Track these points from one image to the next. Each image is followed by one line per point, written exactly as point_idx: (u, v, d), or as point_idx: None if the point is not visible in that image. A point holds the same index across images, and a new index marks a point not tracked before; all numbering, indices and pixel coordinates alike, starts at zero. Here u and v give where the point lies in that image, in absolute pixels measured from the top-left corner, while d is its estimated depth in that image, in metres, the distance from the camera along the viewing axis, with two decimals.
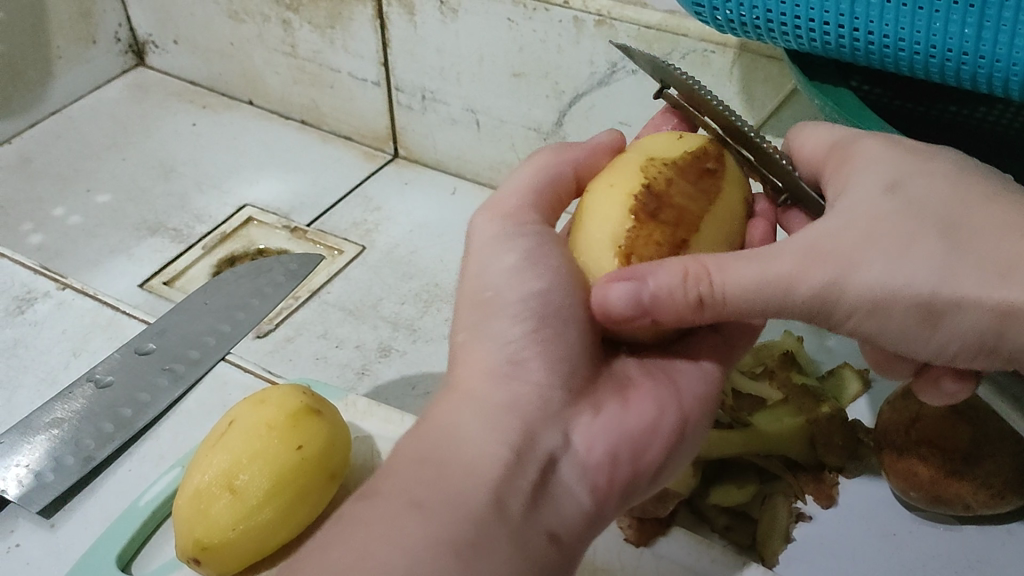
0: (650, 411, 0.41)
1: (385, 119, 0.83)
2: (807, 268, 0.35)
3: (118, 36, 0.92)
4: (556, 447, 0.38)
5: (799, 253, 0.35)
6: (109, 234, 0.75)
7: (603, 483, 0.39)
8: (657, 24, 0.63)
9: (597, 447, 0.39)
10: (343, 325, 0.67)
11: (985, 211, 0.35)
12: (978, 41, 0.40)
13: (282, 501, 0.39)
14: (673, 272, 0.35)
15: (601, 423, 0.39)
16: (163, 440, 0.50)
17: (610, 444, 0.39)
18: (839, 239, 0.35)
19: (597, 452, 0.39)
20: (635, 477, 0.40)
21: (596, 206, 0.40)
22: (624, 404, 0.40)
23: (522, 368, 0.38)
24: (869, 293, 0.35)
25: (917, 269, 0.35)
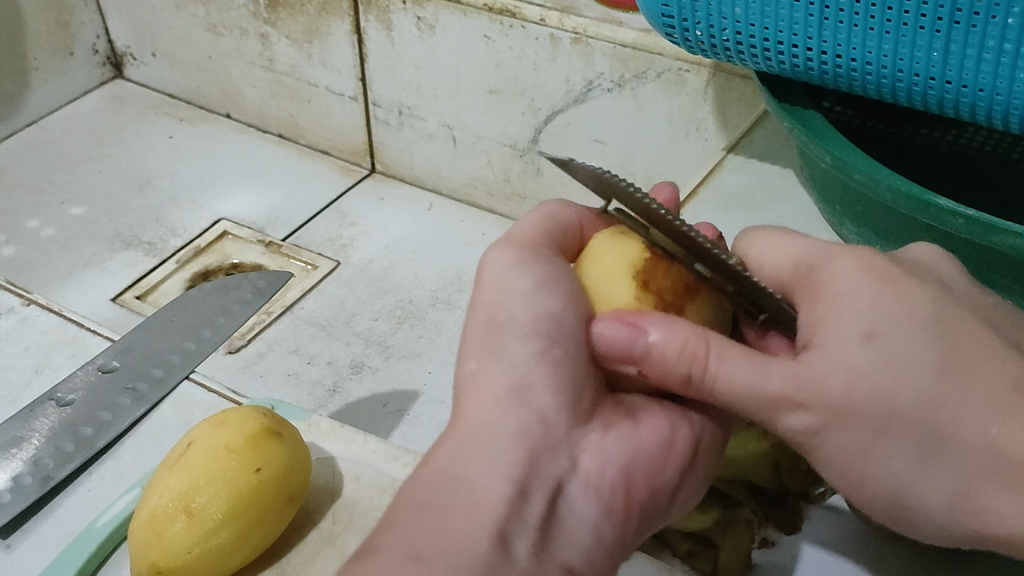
0: (668, 430, 0.37)
1: (361, 134, 0.83)
2: (789, 405, 0.33)
3: (96, 48, 0.92)
4: (564, 470, 0.36)
5: (791, 376, 0.33)
6: (82, 247, 0.75)
7: (618, 506, 0.36)
8: (632, 42, 0.63)
9: (609, 469, 0.36)
10: (316, 341, 0.67)
11: (976, 382, 0.31)
12: (945, 65, 0.40)
13: (238, 524, 0.39)
14: (674, 338, 0.34)
15: (611, 441, 0.37)
16: (124, 459, 0.50)
17: (623, 466, 0.36)
18: (823, 387, 0.32)
19: (610, 475, 0.36)
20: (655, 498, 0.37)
21: (607, 249, 0.39)
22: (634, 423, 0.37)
23: (528, 392, 0.36)
24: (849, 449, 0.33)
25: (894, 445, 0.32)
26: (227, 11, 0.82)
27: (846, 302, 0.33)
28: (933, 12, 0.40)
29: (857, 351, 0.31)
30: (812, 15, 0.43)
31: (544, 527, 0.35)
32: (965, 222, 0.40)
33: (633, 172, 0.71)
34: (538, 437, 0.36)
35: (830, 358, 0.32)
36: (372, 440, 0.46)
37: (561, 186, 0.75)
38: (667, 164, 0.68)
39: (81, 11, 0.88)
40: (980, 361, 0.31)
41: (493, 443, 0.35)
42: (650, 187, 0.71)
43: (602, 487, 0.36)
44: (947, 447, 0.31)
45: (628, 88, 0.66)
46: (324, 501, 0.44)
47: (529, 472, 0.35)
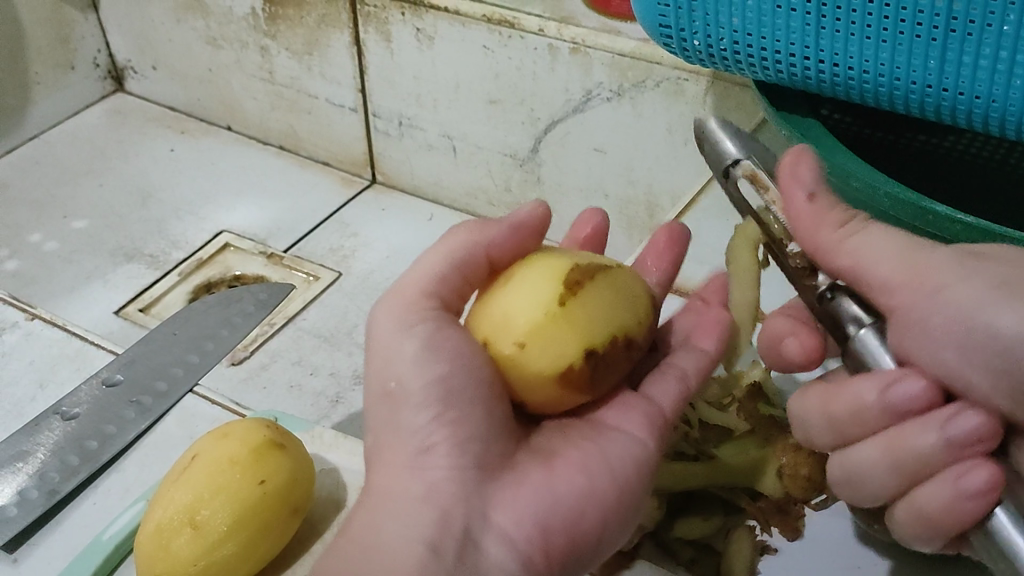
0: (583, 480, 0.37)
1: (362, 145, 0.83)
2: (898, 281, 0.34)
3: (97, 61, 0.92)
4: (473, 523, 0.35)
5: (902, 264, 0.34)
6: (85, 260, 0.75)
7: (538, 556, 0.36)
8: (631, 52, 0.64)
9: (523, 521, 0.36)
10: (318, 352, 0.67)
11: None
12: (942, 73, 0.41)
13: (245, 536, 0.39)
14: None
15: (525, 493, 0.37)
16: (129, 472, 0.49)
17: (538, 517, 0.36)
18: (935, 270, 0.33)
19: (524, 527, 0.36)
20: (574, 547, 0.37)
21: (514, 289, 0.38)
22: (549, 471, 0.38)
23: (429, 454, 0.36)
24: (939, 323, 0.33)
25: (994, 319, 0.32)
26: (226, 24, 0.82)
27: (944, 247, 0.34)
28: (929, 21, 0.40)
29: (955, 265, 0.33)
30: (809, 24, 0.43)
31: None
32: (962, 228, 0.41)
33: (633, 180, 0.71)
34: (449, 495, 0.36)
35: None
36: None
37: (562, 194, 0.75)
38: (666, 172, 0.69)
39: (81, 26, 0.88)
40: None
41: (410, 507, 0.35)
42: (650, 196, 0.71)
43: (518, 541, 0.36)
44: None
45: (627, 97, 0.66)
46: (328, 512, 0.44)
47: (441, 532, 0.35)
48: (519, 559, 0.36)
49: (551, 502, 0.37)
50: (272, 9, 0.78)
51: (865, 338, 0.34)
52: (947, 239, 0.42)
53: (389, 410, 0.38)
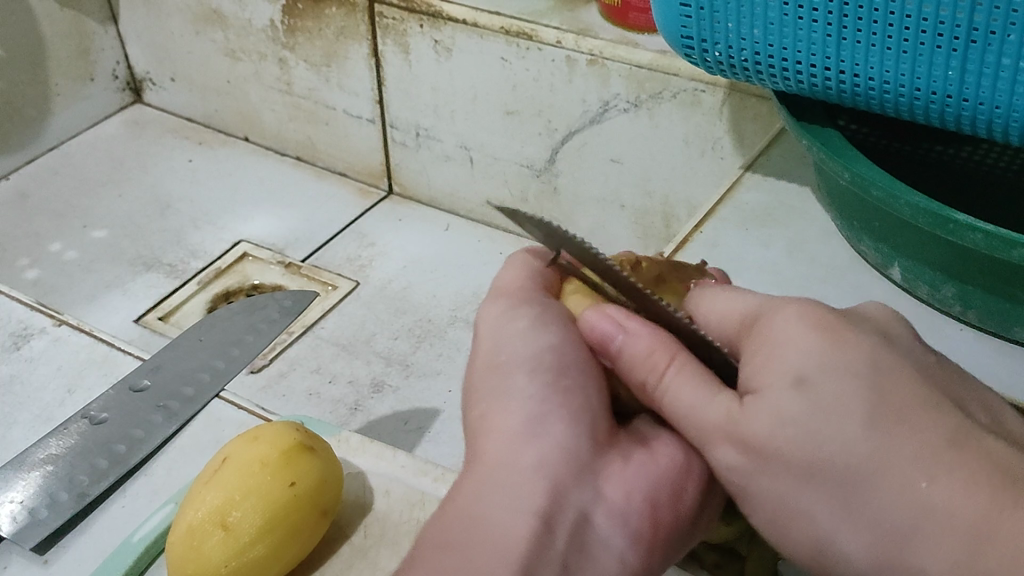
0: (688, 455, 0.37)
1: (379, 156, 0.83)
2: (720, 441, 0.33)
3: (116, 73, 0.93)
4: (587, 500, 0.35)
5: (727, 409, 0.32)
6: (105, 269, 0.76)
7: (647, 534, 0.35)
8: (648, 63, 0.65)
9: (634, 495, 0.35)
10: (337, 361, 0.68)
11: (902, 431, 0.28)
12: (962, 84, 0.41)
13: (273, 538, 0.39)
14: (649, 340, 0.35)
15: (633, 471, 0.36)
16: (156, 476, 0.50)
17: (648, 492, 0.35)
18: (755, 418, 0.31)
19: (635, 501, 0.35)
20: (678, 525, 0.36)
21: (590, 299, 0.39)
22: (650, 451, 0.37)
23: (541, 424, 0.35)
24: (773, 495, 0.32)
25: (819, 493, 0.30)
26: (245, 36, 0.83)
27: (774, 348, 0.32)
28: (949, 32, 0.40)
29: (785, 396, 0.30)
30: (830, 35, 0.44)
31: (569, 562, 0.33)
32: (983, 237, 0.41)
33: (649, 191, 0.71)
34: (563, 468, 0.35)
35: (764, 402, 0.31)
36: (400, 455, 0.47)
37: (577, 205, 0.76)
38: (683, 182, 0.69)
39: (101, 37, 0.89)
40: (918, 408, 0.29)
41: (517, 478, 0.34)
42: (666, 206, 0.71)
43: (628, 515, 0.35)
44: (870, 498, 0.29)
45: (644, 108, 0.67)
46: (355, 516, 0.45)
47: (553, 505, 0.34)
48: (630, 537, 0.35)
49: (656, 477, 0.36)
50: (292, 21, 0.79)
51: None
52: (969, 247, 0.43)
53: (497, 382, 0.37)
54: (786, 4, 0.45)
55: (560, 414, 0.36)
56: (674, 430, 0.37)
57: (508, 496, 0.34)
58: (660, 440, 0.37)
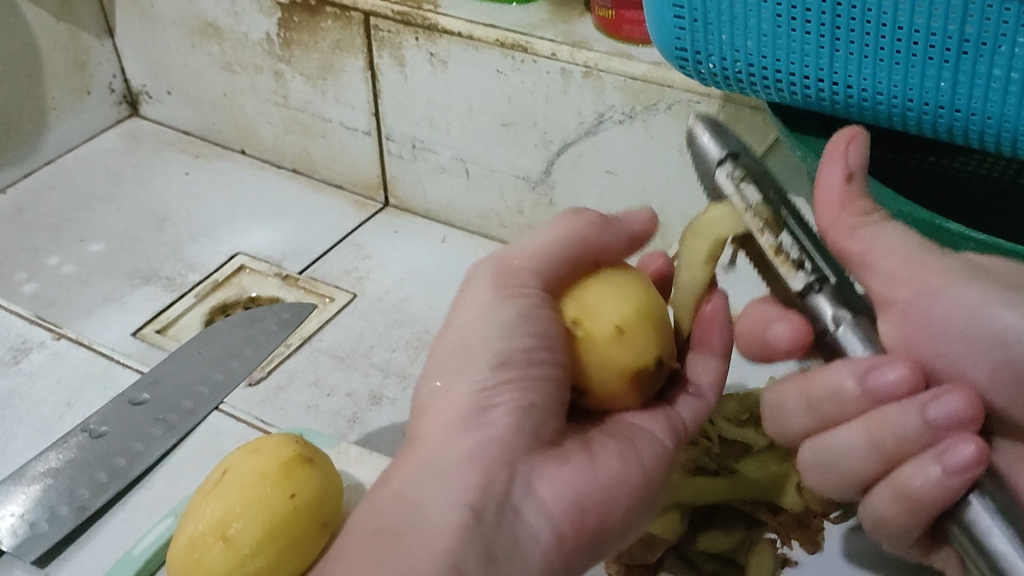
0: (623, 469, 0.39)
1: (375, 168, 0.84)
2: (860, 370, 0.33)
3: (112, 87, 0.93)
4: (518, 491, 0.37)
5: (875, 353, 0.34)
6: (102, 282, 0.76)
7: (570, 534, 0.37)
8: (643, 75, 0.65)
9: (564, 497, 0.38)
10: (335, 373, 0.68)
11: None
12: (954, 94, 0.42)
13: (275, 549, 0.39)
14: (798, 327, 0.39)
15: (567, 472, 0.38)
16: (155, 489, 0.50)
17: (576, 496, 0.38)
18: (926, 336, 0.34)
19: (564, 502, 0.37)
20: (602, 529, 0.39)
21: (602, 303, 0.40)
22: (591, 458, 0.39)
23: (489, 412, 0.38)
24: (904, 410, 0.32)
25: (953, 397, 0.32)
26: (242, 49, 0.83)
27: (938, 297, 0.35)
28: (942, 43, 0.41)
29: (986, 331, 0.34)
30: (823, 47, 0.44)
31: (495, 555, 0.35)
32: (978, 245, 0.42)
33: (645, 202, 0.72)
34: (495, 457, 0.37)
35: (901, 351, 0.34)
36: None
37: None
38: (680, 193, 0.70)
39: (97, 51, 0.90)
40: None
41: (452, 468, 0.36)
42: (662, 217, 0.72)
43: (555, 514, 0.37)
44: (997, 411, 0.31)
45: (639, 120, 0.67)
46: None
47: (481, 496, 0.36)
48: (554, 533, 0.37)
49: (587, 482, 0.38)
50: (287, 34, 0.79)
51: (844, 334, 0.36)
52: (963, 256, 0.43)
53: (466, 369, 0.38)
54: (779, 16, 0.45)
55: (506, 415, 0.38)
56: (615, 443, 0.40)
57: (444, 484, 0.36)
58: (602, 450, 0.40)
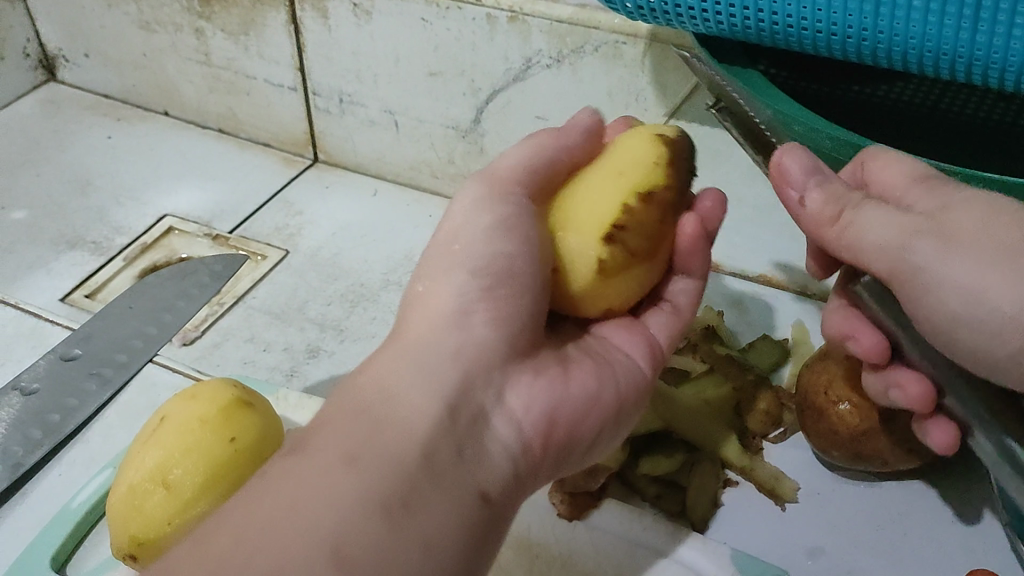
0: (593, 388, 0.41)
1: (303, 124, 0.83)
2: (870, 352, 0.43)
3: (27, 51, 0.91)
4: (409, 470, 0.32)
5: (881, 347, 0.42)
6: (27, 250, 0.74)
7: (536, 444, 0.38)
8: (569, 17, 0.65)
9: (534, 408, 0.38)
10: (270, 329, 0.67)
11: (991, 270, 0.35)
12: (875, 16, 0.41)
13: (216, 494, 0.40)
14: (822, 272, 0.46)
15: (540, 385, 0.39)
16: (92, 443, 0.53)
17: (546, 405, 0.38)
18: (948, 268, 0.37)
19: (533, 413, 0.38)
20: (566, 444, 0.40)
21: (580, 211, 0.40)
22: (562, 375, 0.40)
23: (468, 319, 0.38)
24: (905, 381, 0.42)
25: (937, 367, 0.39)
26: (160, 7, 0.82)
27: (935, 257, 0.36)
28: None
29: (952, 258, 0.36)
30: None
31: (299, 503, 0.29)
32: None
33: None
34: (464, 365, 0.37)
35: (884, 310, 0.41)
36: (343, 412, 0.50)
37: None
38: None
39: (9, 14, 0.87)
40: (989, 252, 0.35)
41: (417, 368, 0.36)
42: None
43: (524, 424, 0.37)
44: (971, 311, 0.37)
45: (567, 63, 0.67)
46: None
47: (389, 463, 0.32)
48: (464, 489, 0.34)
49: (556, 397, 0.39)
50: None
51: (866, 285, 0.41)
52: None
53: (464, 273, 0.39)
54: None
55: (478, 313, 0.38)
56: (588, 363, 0.42)
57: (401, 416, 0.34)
58: (573, 369, 0.41)
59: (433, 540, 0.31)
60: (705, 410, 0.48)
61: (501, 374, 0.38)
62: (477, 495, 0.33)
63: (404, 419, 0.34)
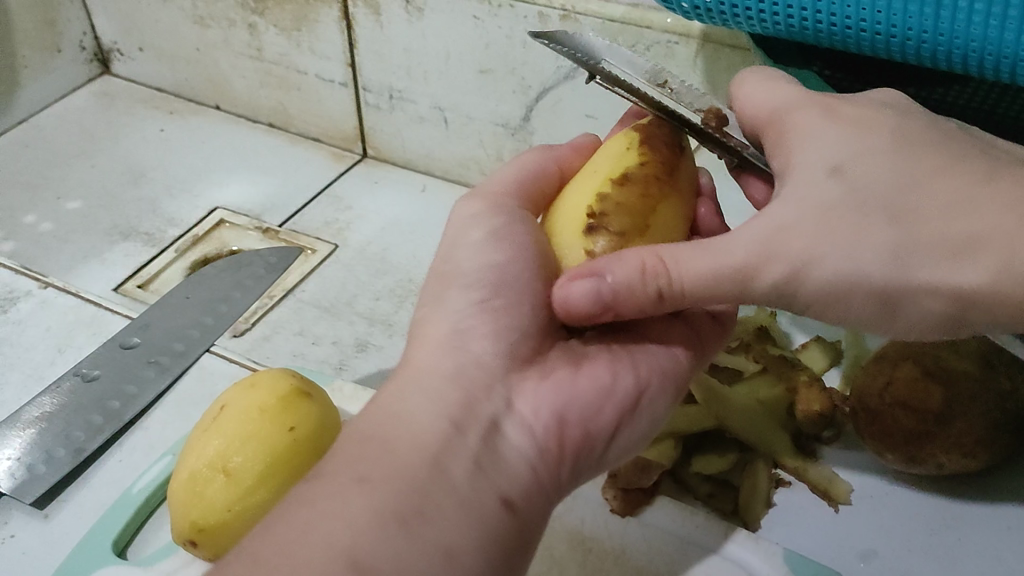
0: (609, 379, 0.40)
1: (353, 120, 0.83)
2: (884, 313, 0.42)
3: (83, 44, 0.92)
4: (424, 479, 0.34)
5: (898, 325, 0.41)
6: (81, 240, 0.75)
7: (552, 446, 0.38)
8: (621, 17, 0.65)
9: (543, 411, 0.38)
10: (319, 323, 0.68)
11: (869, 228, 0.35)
12: (937, 20, 0.42)
13: (277, 479, 0.41)
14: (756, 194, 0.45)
15: (548, 387, 0.39)
16: (151, 430, 0.53)
17: (556, 407, 0.38)
18: (791, 231, 0.35)
19: (544, 417, 0.38)
20: (590, 441, 0.39)
21: (568, 223, 0.40)
22: (576, 371, 0.39)
23: (466, 337, 0.39)
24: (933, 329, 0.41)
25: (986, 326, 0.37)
26: (214, 2, 0.83)
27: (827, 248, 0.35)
28: None
29: (799, 242, 0.35)
30: None
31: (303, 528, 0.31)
32: None
33: None
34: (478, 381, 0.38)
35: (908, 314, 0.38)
36: None
37: None
38: None
39: (67, 8, 0.88)
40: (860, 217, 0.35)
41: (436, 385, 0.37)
42: None
43: (536, 427, 0.38)
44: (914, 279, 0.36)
45: None
46: None
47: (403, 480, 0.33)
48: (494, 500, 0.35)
49: (571, 396, 0.39)
50: None
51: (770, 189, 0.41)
52: None
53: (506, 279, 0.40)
54: None
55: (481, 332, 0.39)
56: (606, 358, 0.40)
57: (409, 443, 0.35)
58: (589, 363, 0.40)
59: (453, 545, 0.32)
60: (755, 409, 0.50)
61: (505, 386, 0.38)
62: (497, 500, 0.35)
63: (412, 437, 0.35)
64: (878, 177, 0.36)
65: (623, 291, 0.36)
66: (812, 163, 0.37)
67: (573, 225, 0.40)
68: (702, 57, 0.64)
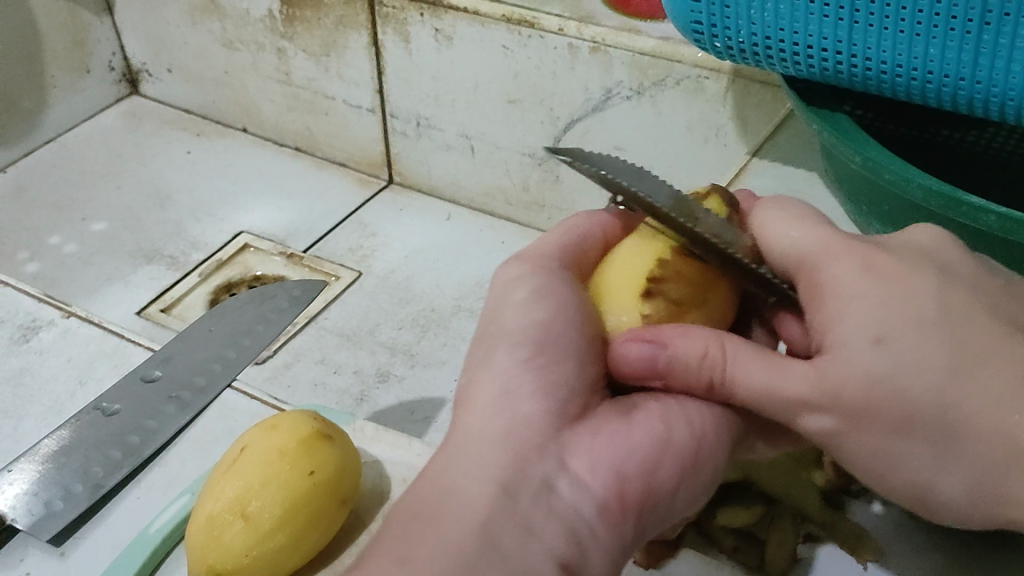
0: (663, 430, 0.35)
1: (379, 146, 0.83)
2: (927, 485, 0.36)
3: (112, 64, 0.92)
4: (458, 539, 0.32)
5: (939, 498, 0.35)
6: (105, 262, 0.75)
7: (613, 506, 0.34)
8: (651, 50, 0.64)
9: (599, 469, 0.34)
10: (341, 351, 0.67)
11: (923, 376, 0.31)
12: (976, 67, 0.40)
13: (294, 525, 0.41)
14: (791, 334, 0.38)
15: (602, 442, 0.35)
16: (171, 466, 0.54)
17: (613, 464, 0.34)
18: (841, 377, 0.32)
19: (601, 476, 0.34)
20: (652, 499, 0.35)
21: (617, 282, 0.38)
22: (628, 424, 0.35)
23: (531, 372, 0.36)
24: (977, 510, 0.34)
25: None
26: (243, 26, 0.83)
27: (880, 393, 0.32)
28: (962, 25, 0.40)
29: (863, 357, 0.32)
30: (841, 19, 0.43)
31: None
32: (998, 219, 0.41)
33: None
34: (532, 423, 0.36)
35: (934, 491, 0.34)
36: (415, 443, 0.50)
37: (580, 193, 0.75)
38: (687, 169, 0.69)
39: (96, 29, 0.89)
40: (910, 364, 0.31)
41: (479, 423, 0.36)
42: None
43: (593, 487, 0.34)
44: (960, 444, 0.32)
45: (647, 95, 0.67)
46: (373, 503, 0.48)
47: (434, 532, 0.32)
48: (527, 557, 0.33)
49: (627, 450, 0.35)
50: (289, 11, 0.79)
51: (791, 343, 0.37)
52: (982, 231, 0.42)
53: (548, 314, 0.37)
54: None
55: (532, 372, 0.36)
56: (658, 405, 0.36)
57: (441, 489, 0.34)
58: (640, 413, 0.36)
59: None
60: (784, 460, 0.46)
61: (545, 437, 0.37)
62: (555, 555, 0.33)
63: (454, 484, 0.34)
64: (938, 362, 0.31)
65: (680, 364, 0.34)
66: (848, 336, 0.32)
67: (623, 288, 0.37)
68: (731, 93, 0.63)
